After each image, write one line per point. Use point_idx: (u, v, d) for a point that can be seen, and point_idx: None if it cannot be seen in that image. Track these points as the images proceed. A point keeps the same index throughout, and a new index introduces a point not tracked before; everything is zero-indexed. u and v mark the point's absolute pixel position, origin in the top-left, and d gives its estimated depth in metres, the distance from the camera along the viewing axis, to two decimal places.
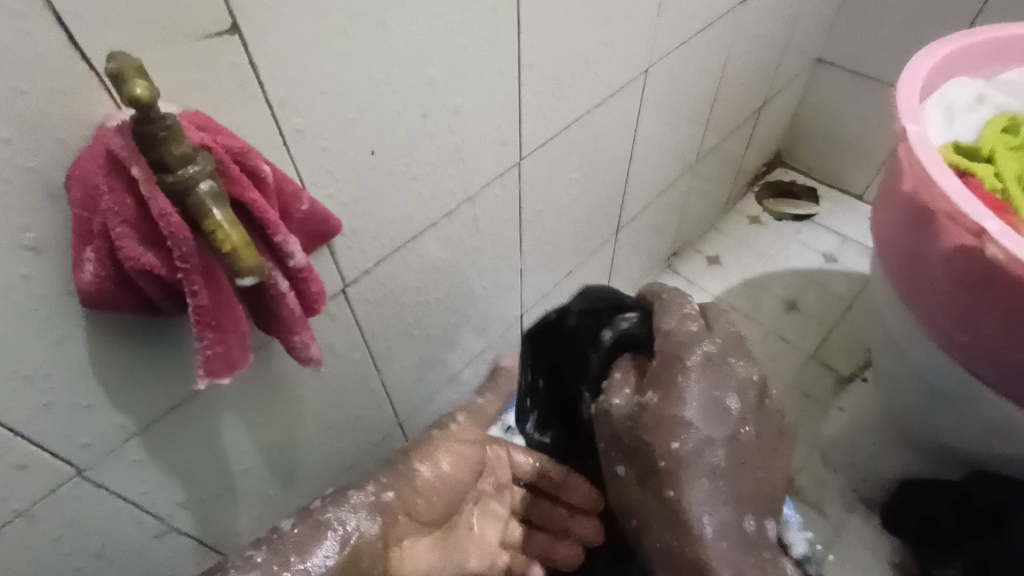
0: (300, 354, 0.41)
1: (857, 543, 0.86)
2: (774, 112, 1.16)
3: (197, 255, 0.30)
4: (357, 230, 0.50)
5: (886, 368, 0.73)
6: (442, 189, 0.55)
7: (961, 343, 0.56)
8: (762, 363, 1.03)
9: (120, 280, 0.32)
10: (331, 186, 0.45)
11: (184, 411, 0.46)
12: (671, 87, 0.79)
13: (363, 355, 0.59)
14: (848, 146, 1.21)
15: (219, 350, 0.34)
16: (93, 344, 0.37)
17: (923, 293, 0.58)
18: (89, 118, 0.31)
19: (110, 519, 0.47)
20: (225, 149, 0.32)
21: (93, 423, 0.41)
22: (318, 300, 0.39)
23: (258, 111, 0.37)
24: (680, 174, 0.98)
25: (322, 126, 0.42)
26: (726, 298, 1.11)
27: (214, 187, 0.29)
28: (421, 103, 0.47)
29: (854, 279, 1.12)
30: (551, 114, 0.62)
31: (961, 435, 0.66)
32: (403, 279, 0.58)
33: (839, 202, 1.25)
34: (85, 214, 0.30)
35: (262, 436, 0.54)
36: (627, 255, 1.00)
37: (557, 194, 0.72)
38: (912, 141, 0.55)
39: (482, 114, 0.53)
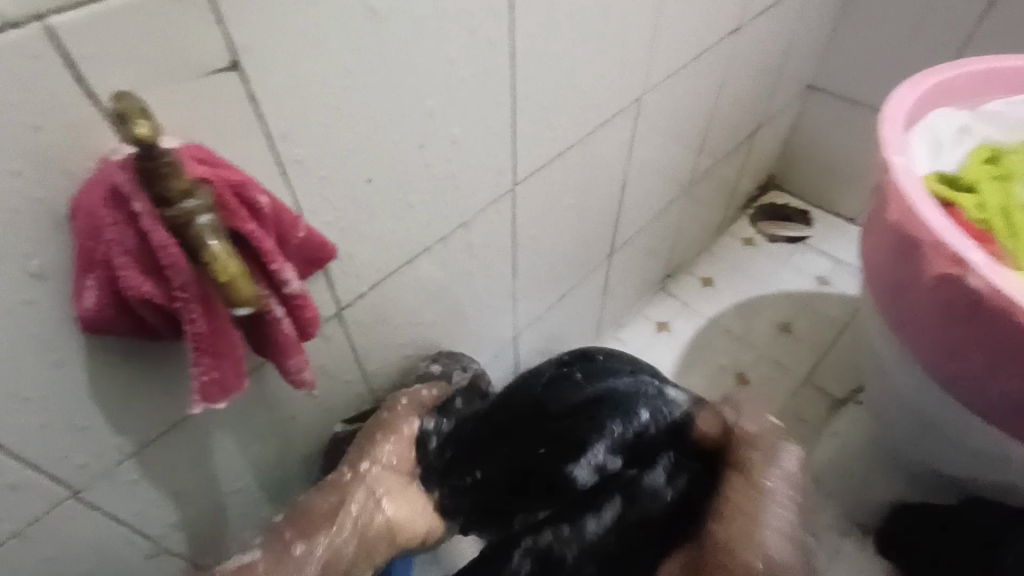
0: (294, 377, 0.41)
1: (850, 567, 0.85)
2: (767, 137, 1.18)
3: (195, 285, 0.31)
4: (353, 255, 0.51)
5: (877, 393, 0.74)
6: (437, 215, 0.56)
7: (946, 370, 0.57)
8: (756, 385, 1.03)
9: (120, 307, 0.33)
10: (328, 214, 0.46)
11: (179, 432, 0.46)
12: (665, 114, 0.81)
13: (357, 376, 0.60)
14: (840, 171, 1.23)
15: (214, 375, 0.34)
16: (92, 367, 0.38)
17: (907, 319, 0.59)
18: (95, 152, 0.32)
19: (103, 539, 0.48)
20: (225, 181, 0.33)
21: (90, 444, 0.42)
22: (313, 325, 0.40)
23: (257, 144, 0.39)
24: (674, 198, 1.00)
25: (321, 156, 0.43)
26: (720, 320, 1.12)
27: (212, 220, 0.30)
28: (417, 134, 0.49)
29: (847, 302, 1.13)
30: (546, 142, 0.63)
31: (952, 462, 0.67)
32: (398, 302, 0.59)
33: (832, 225, 1.27)
34: (87, 244, 0.31)
35: (256, 456, 0.55)
36: (622, 277, 1.01)
37: (551, 219, 0.73)
38: (896, 172, 0.57)
39: (478, 143, 0.55)
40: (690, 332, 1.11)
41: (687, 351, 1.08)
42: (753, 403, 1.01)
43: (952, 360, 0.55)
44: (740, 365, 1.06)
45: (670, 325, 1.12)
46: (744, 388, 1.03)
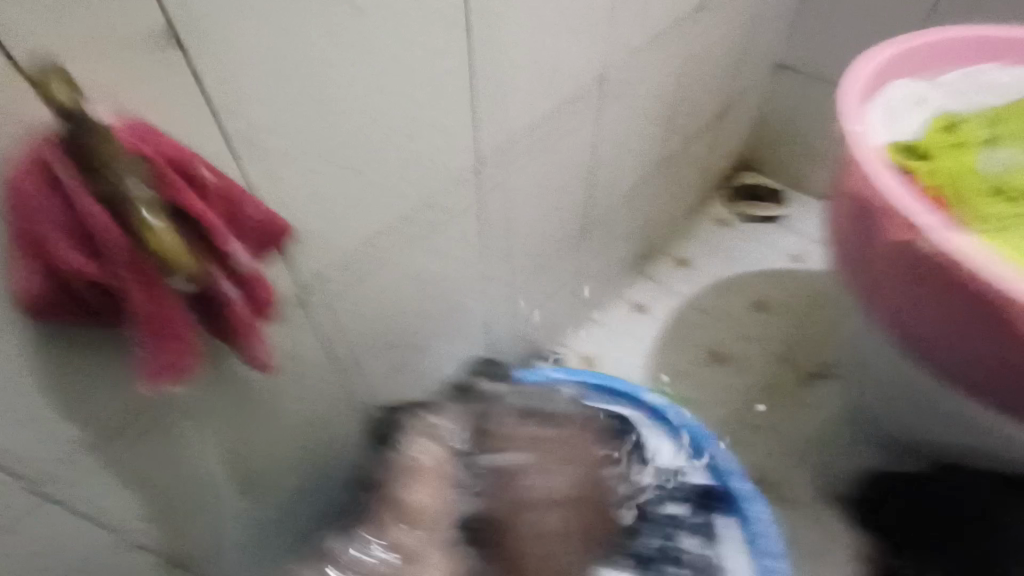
0: (250, 358, 0.41)
1: (830, 537, 0.86)
2: (738, 117, 1.19)
3: (133, 259, 0.31)
4: (314, 235, 0.50)
5: (847, 363, 0.75)
6: (400, 194, 0.55)
7: (910, 335, 0.57)
8: (733, 362, 1.04)
9: (60, 289, 0.32)
10: (282, 194, 0.45)
11: (139, 420, 0.45)
12: (630, 93, 0.81)
13: (326, 361, 0.59)
14: (809, 149, 1.24)
15: (161, 354, 0.34)
16: (37, 354, 0.37)
17: (869, 287, 0.59)
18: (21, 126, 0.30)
19: (65, 535, 0.47)
20: (164, 156, 0.33)
21: (43, 436, 0.40)
22: (266, 304, 0.40)
23: (200, 118, 0.38)
24: (645, 178, 1.00)
25: (271, 134, 0.42)
26: (697, 299, 1.13)
27: (146, 192, 0.30)
28: (371, 109, 0.48)
29: (819, 278, 1.15)
30: (509, 120, 0.63)
31: (920, 425, 0.68)
32: (363, 284, 0.58)
33: (804, 204, 1.28)
34: (23, 225, 0.30)
35: (223, 445, 0.54)
36: (597, 258, 1.01)
37: (520, 198, 0.73)
38: (852, 142, 0.57)
39: (437, 119, 0.54)
40: (667, 312, 1.11)
41: (665, 331, 1.09)
42: (730, 380, 1.02)
43: (917, 325, 0.56)
44: (716, 343, 1.07)
45: (647, 306, 1.12)
46: (721, 365, 1.04)
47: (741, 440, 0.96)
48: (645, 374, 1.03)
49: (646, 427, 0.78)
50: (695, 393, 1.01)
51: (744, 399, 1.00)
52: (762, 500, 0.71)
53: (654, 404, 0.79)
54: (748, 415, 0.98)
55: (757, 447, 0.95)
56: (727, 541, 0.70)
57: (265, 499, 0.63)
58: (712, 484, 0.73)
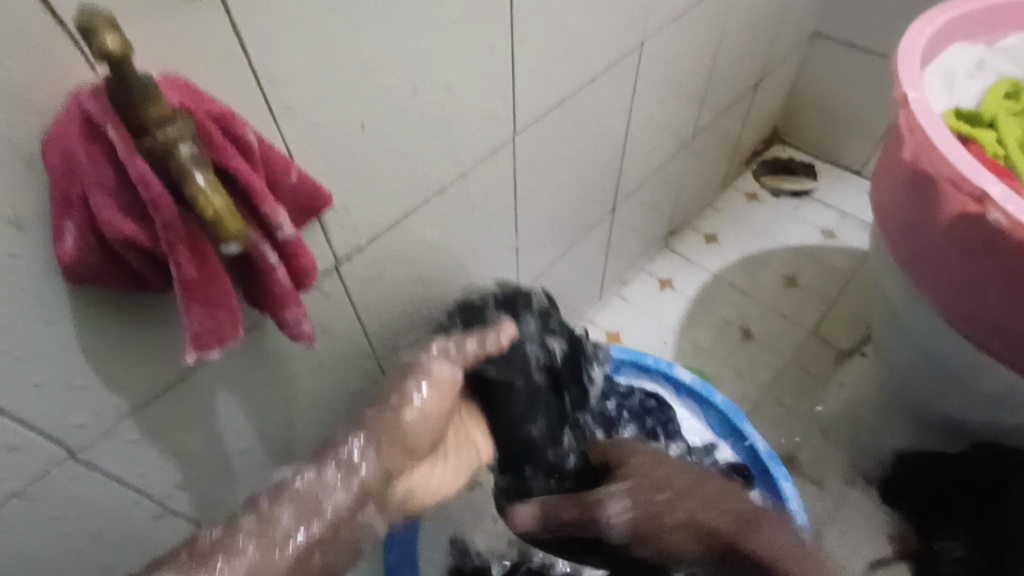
0: (291, 330, 0.40)
1: (856, 514, 0.85)
2: (771, 88, 1.15)
3: (181, 224, 0.29)
4: (349, 203, 0.48)
5: (886, 342, 0.73)
6: (436, 162, 0.54)
7: (962, 314, 0.55)
8: (762, 339, 1.03)
9: (104, 253, 0.31)
10: (322, 159, 0.44)
11: (178, 391, 0.45)
12: (667, 63, 0.78)
13: (359, 335, 0.59)
14: (845, 121, 1.20)
15: (209, 324, 0.33)
16: (81, 323, 0.36)
17: (921, 264, 0.57)
18: (67, 86, 0.29)
19: (105, 502, 0.47)
20: (208, 114, 0.31)
21: (86, 404, 0.40)
22: (309, 274, 0.39)
23: (239, 80, 0.36)
24: (676, 151, 0.97)
25: (312, 99, 0.40)
26: (725, 275, 1.11)
27: (195, 151, 0.28)
28: (412, 73, 0.46)
29: (852, 255, 1.12)
30: (546, 89, 0.60)
31: (961, 405, 0.67)
32: (398, 256, 0.57)
33: (837, 178, 1.24)
34: (63, 182, 0.29)
35: (259, 417, 0.54)
36: (625, 232, 0.99)
37: (553, 170, 0.70)
38: (914, 108, 0.54)
39: (476, 86, 0.52)
40: (694, 289, 1.09)
41: (691, 307, 1.07)
42: (758, 357, 1.01)
43: (969, 302, 0.54)
44: (745, 320, 1.05)
45: (673, 282, 1.10)
46: (750, 343, 1.02)
47: (767, 415, 0.95)
48: (672, 351, 1.02)
49: (680, 407, 0.77)
50: (722, 370, 0.99)
51: (773, 375, 0.99)
52: (790, 478, 0.69)
53: (687, 381, 0.77)
54: (775, 391, 0.97)
55: (786, 425, 0.94)
56: None
57: None
58: (743, 462, 0.72)
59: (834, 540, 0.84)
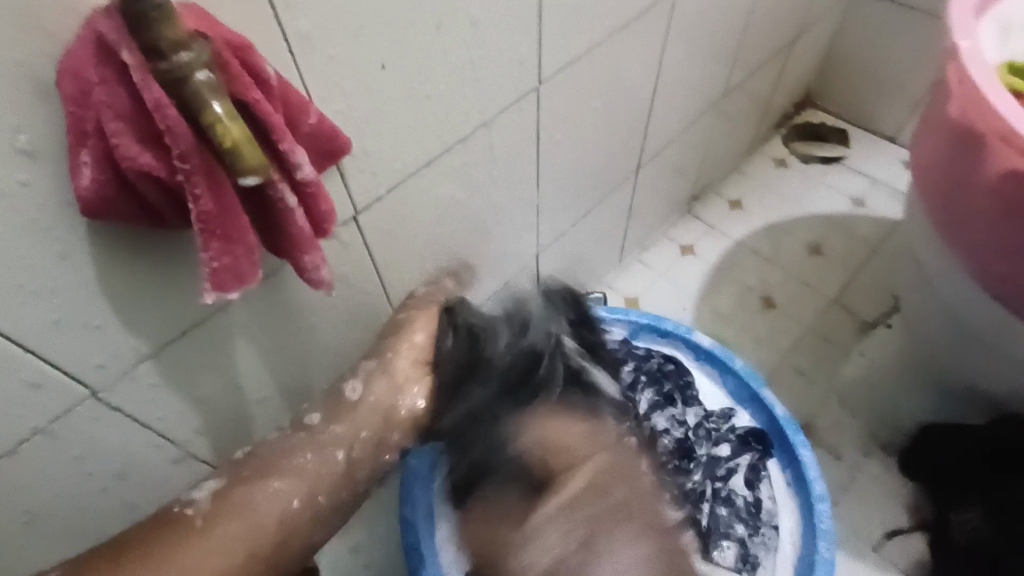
0: (310, 276, 0.39)
1: (874, 487, 0.84)
2: (805, 47, 1.10)
3: (197, 154, 0.28)
4: (368, 149, 0.47)
5: (914, 310, 0.71)
6: (456, 110, 0.52)
7: (1000, 280, 0.53)
8: (784, 308, 1.00)
9: (120, 186, 0.30)
10: (340, 100, 0.42)
11: (197, 334, 0.45)
12: (700, 14, 0.75)
13: (376, 288, 0.58)
14: (882, 84, 1.15)
15: (226, 262, 0.32)
16: (99, 259, 0.36)
17: (960, 227, 0.55)
18: (78, 9, 0.28)
19: (126, 442, 0.47)
20: (225, 41, 0.30)
21: (106, 344, 0.41)
22: (328, 219, 0.38)
23: (256, 9, 0.35)
24: (705, 111, 0.94)
25: (330, 34, 0.39)
26: (748, 242, 1.08)
27: (211, 77, 0.27)
28: (434, 11, 0.44)
29: (882, 224, 1.08)
30: (572, 37, 0.58)
31: (994, 377, 0.65)
32: (416, 208, 0.56)
33: (870, 144, 1.20)
34: (77, 109, 0.28)
35: (277, 366, 0.54)
36: (647, 195, 0.96)
37: (576, 125, 0.68)
38: (965, 59, 0.51)
39: (500, 29, 0.50)
40: (716, 256, 1.07)
41: (712, 274, 1.05)
42: (779, 325, 0.99)
43: (1008, 265, 0.52)
44: (767, 289, 1.03)
45: (694, 249, 1.08)
46: (771, 311, 1.00)
47: (785, 384, 0.94)
48: (691, 317, 1.00)
49: (698, 371, 0.76)
50: (742, 338, 0.98)
51: (794, 345, 0.97)
52: (809, 445, 0.69)
53: (705, 346, 0.76)
54: (795, 360, 0.96)
55: (805, 395, 0.92)
56: (773, 485, 0.69)
57: None
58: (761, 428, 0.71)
59: (849, 509, 0.83)
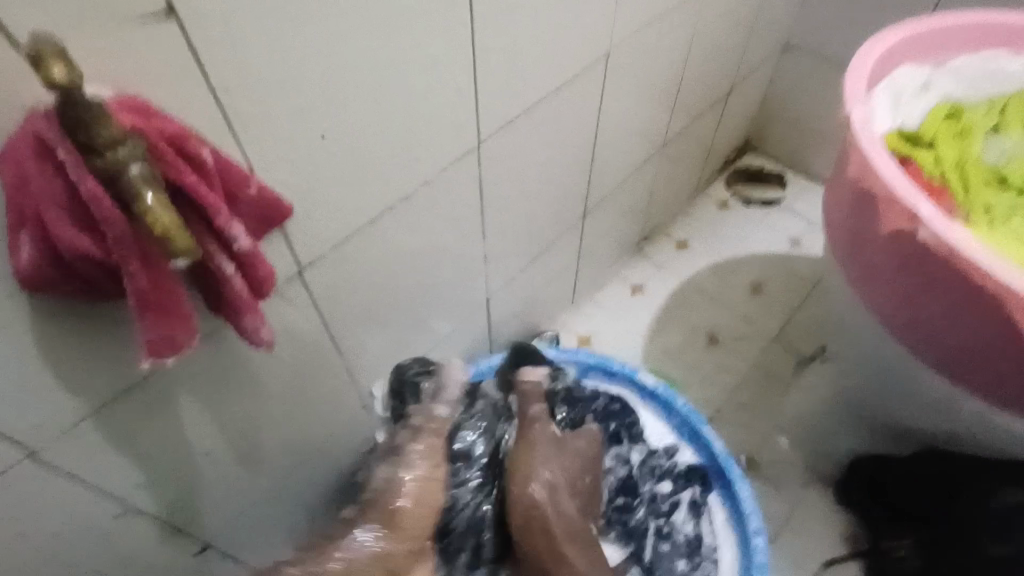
0: (250, 336, 0.41)
1: (813, 518, 0.88)
2: (741, 100, 1.17)
3: (131, 237, 0.31)
4: (312, 212, 0.50)
5: (838, 348, 0.76)
6: (399, 172, 0.55)
7: (902, 325, 0.59)
8: (728, 345, 1.05)
9: (58, 264, 0.32)
10: (282, 169, 0.45)
11: (139, 391, 0.46)
12: (633, 73, 0.80)
13: (324, 338, 0.60)
14: (813, 132, 1.23)
15: (161, 331, 0.34)
16: (38, 327, 0.38)
17: (866, 276, 0.60)
18: (21, 102, 0.30)
19: (65, 500, 0.48)
20: (160, 132, 0.32)
21: (45, 406, 0.41)
22: (267, 283, 0.40)
23: (197, 94, 0.38)
24: (646, 159, 0.99)
25: (271, 111, 0.42)
26: (693, 280, 1.13)
27: (144, 170, 0.29)
28: (372, 87, 0.47)
29: (817, 263, 1.15)
30: (509, 99, 0.62)
31: (905, 411, 0.70)
32: (361, 262, 0.58)
33: (804, 186, 1.28)
34: (17, 195, 0.30)
35: (222, 418, 0.55)
36: (596, 239, 1.01)
37: (519, 179, 0.72)
38: (855, 127, 0.57)
39: (437, 97, 0.54)
40: (664, 294, 1.12)
41: (660, 312, 1.09)
42: (723, 362, 1.03)
43: (907, 313, 0.57)
44: (712, 326, 1.07)
45: (644, 288, 1.13)
46: (715, 347, 1.05)
47: (729, 418, 0.98)
48: (640, 355, 1.04)
49: (643, 410, 0.79)
50: (689, 375, 1.02)
51: (737, 380, 1.01)
52: (746, 479, 0.72)
53: (650, 386, 0.79)
54: (738, 395, 1.00)
55: (747, 429, 0.97)
56: (713, 520, 0.72)
57: (264, 469, 0.64)
58: (702, 464, 0.75)
59: (791, 542, 0.87)
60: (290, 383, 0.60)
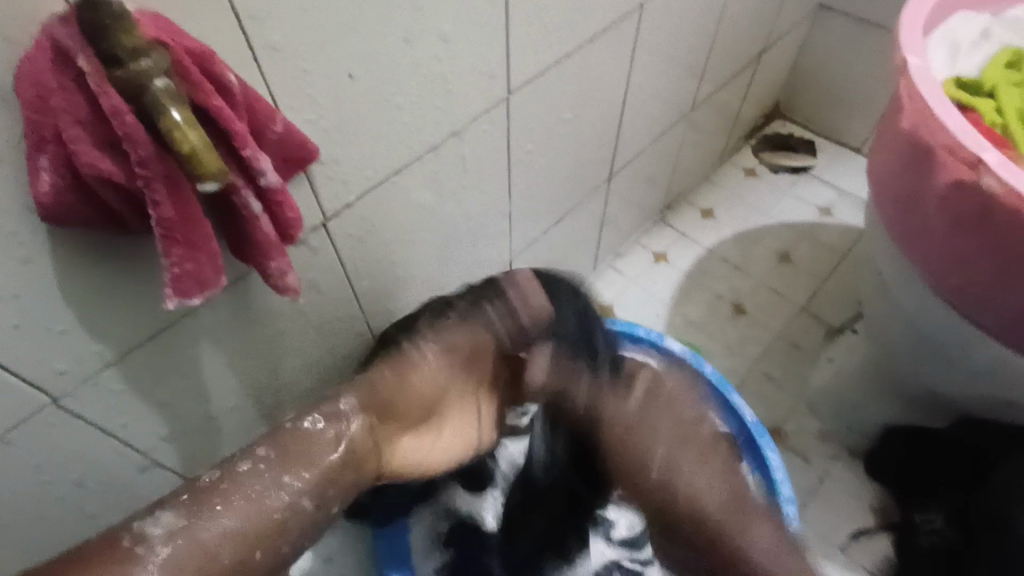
0: (277, 282, 0.40)
1: (839, 489, 0.87)
2: (774, 62, 1.13)
3: (157, 160, 0.29)
4: (337, 158, 0.48)
5: (875, 316, 0.73)
6: (427, 120, 0.53)
7: (952, 286, 0.56)
8: (753, 315, 1.03)
9: (81, 191, 0.30)
10: (307, 108, 0.43)
11: (164, 339, 0.45)
12: (668, 25, 0.76)
13: (348, 295, 0.58)
14: (847, 98, 1.18)
15: (188, 267, 0.33)
16: (60, 264, 0.36)
17: (915, 234, 0.57)
18: (37, 13, 0.28)
19: (89, 449, 0.47)
20: (186, 50, 0.30)
21: (67, 350, 0.40)
22: (295, 226, 0.39)
23: (222, 19, 0.35)
24: (676, 121, 0.95)
25: (298, 43, 0.39)
26: (719, 249, 1.10)
27: (170, 85, 0.27)
28: (403, 23, 0.45)
29: (848, 233, 1.11)
30: (542, 46, 0.59)
31: (949, 382, 0.67)
32: (386, 215, 0.56)
33: (836, 155, 1.23)
34: (36, 116, 0.28)
35: (245, 371, 0.54)
36: (621, 204, 0.99)
37: (547, 136, 0.69)
38: (914, 73, 0.53)
39: (468, 40, 0.51)
40: (687, 263, 1.09)
41: (684, 282, 1.07)
42: (749, 332, 1.01)
43: (959, 273, 0.54)
44: (738, 295, 1.05)
45: (668, 256, 1.10)
46: (740, 317, 1.03)
47: (753, 389, 0.96)
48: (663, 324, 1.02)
49: None
50: (712, 344, 1.00)
51: (763, 350, 0.99)
52: (777, 449, 0.70)
53: (678, 352, 0.77)
54: (764, 364, 0.98)
55: (773, 399, 0.95)
56: None
57: None
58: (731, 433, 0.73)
59: (816, 513, 0.85)
60: (311, 341, 0.58)
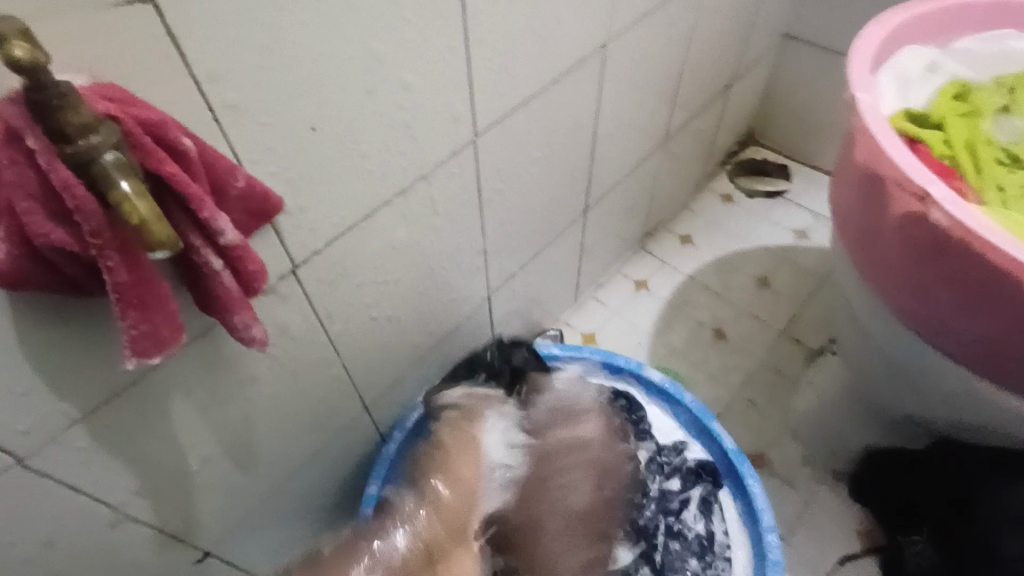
0: (242, 335, 0.40)
1: (824, 515, 0.86)
2: (744, 92, 1.16)
3: (109, 229, 0.30)
4: (305, 208, 0.49)
5: (848, 340, 0.74)
6: (395, 165, 0.54)
7: (915, 313, 0.57)
8: (735, 340, 1.04)
9: (36, 260, 0.31)
10: (271, 162, 0.44)
11: (132, 392, 0.45)
12: (633, 64, 0.78)
13: (323, 339, 0.59)
14: (817, 124, 1.21)
15: (146, 329, 0.33)
16: (22, 327, 0.36)
17: (877, 262, 0.58)
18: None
19: (58, 506, 0.46)
20: (136, 119, 0.31)
21: (31, 410, 0.40)
22: (259, 280, 0.39)
23: (179, 84, 0.36)
24: (650, 152, 0.98)
25: (257, 103, 0.41)
26: (698, 275, 1.12)
27: (118, 157, 0.28)
28: (365, 77, 0.46)
29: (824, 255, 1.13)
30: (506, 89, 0.60)
31: (919, 405, 0.68)
32: (358, 260, 0.57)
33: (810, 179, 1.26)
34: None
35: (218, 420, 0.54)
36: (598, 234, 1.00)
37: (518, 174, 0.71)
38: (862, 111, 0.55)
39: (431, 89, 0.52)
40: (668, 290, 1.10)
41: (665, 310, 1.08)
42: (729, 358, 1.02)
43: (921, 300, 0.55)
44: (718, 322, 1.06)
45: (648, 284, 1.11)
46: (721, 343, 1.03)
47: (737, 415, 0.96)
48: (645, 352, 1.03)
49: (652, 406, 0.78)
50: (695, 371, 1.00)
51: (744, 375, 1.00)
52: (757, 475, 0.70)
53: (657, 381, 0.78)
54: (745, 390, 0.98)
55: (756, 425, 0.95)
56: (726, 519, 0.70)
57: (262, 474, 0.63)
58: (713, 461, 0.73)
59: (803, 541, 0.85)
60: (284, 387, 0.58)
